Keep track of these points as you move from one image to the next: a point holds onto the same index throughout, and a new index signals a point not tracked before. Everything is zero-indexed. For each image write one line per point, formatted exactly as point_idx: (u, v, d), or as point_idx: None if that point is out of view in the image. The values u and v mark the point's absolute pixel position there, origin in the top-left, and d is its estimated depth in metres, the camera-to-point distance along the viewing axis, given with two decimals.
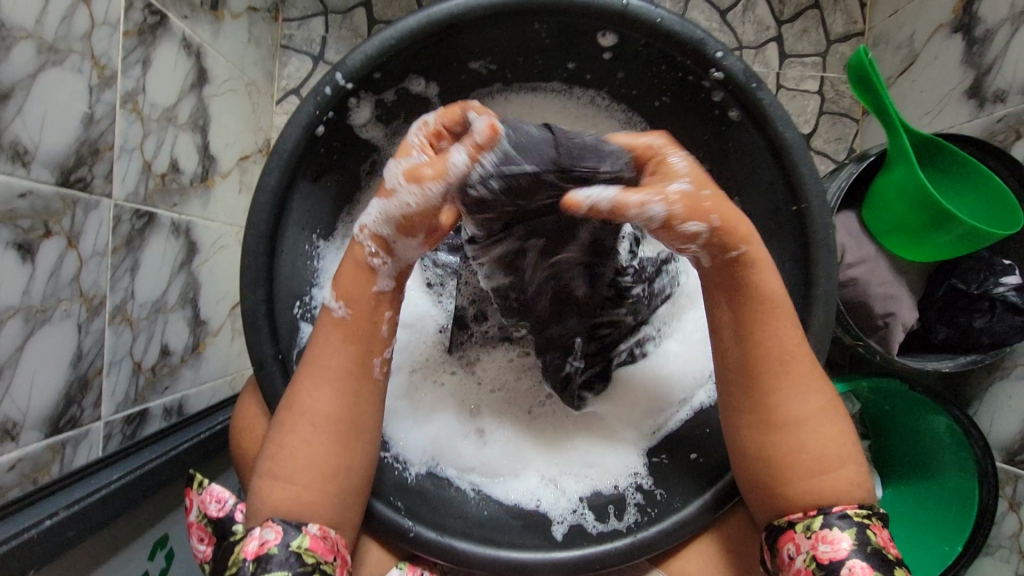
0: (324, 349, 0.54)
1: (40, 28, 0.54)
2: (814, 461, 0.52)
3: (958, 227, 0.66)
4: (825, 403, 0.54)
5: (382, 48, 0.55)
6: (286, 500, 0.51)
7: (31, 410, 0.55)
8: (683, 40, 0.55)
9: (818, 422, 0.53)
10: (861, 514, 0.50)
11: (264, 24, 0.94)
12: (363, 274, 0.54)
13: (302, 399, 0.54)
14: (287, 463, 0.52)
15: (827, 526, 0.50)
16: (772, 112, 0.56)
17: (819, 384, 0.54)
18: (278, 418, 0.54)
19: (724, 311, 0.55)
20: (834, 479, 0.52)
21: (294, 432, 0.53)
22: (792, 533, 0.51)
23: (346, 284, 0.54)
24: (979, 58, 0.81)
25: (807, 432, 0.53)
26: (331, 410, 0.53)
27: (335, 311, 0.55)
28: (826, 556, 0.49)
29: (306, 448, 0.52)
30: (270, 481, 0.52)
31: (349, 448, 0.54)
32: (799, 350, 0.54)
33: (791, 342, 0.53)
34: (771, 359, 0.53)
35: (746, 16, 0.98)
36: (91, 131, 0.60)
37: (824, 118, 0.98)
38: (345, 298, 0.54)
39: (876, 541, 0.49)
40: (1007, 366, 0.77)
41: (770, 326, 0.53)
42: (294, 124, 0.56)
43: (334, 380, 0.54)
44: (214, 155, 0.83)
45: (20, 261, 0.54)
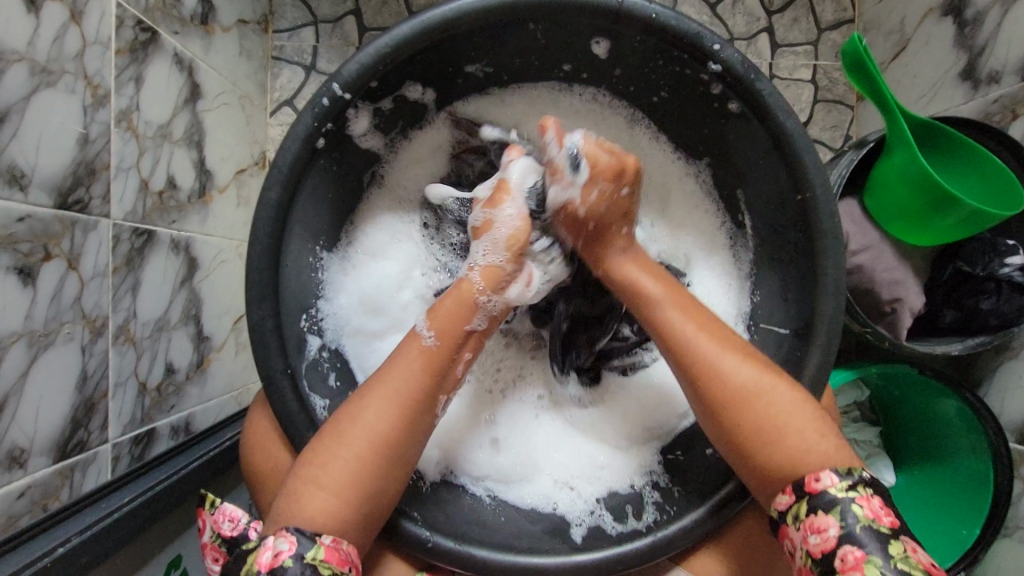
0: (399, 368, 0.54)
1: (32, 50, 0.53)
2: (768, 428, 0.52)
3: (961, 209, 0.66)
4: (761, 369, 0.54)
5: (377, 57, 0.55)
6: (324, 513, 0.49)
7: (38, 436, 0.55)
8: (680, 34, 0.55)
9: (761, 390, 0.53)
10: (845, 488, 0.48)
11: (254, 36, 0.93)
12: (464, 311, 0.57)
13: (367, 414, 0.52)
14: (334, 476, 0.50)
15: (813, 512, 0.48)
16: (771, 102, 0.55)
17: (740, 355, 0.55)
18: (335, 426, 0.53)
19: (641, 315, 0.59)
20: (791, 445, 0.51)
21: (346, 442, 0.52)
22: (787, 527, 0.50)
23: (442, 315, 0.57)
24: (972, 40, 0.81)
25: (757, 402, 0.52)
26: (389, 430, 0.52)
27: (424, 337, 0.56)
28: (817, 549, 0.47)
29: (356, 463, 0.51)
30: (314, 489, 0.50)
31: (393, 469, 0.53)
32: (709, 327, 0.56)
33: (692, 324, 0.56)
34: (683, 341, 0.56)
35: (737, 8, 0.98)
36: (86, 151, 0.60)
37: (819, 107, 0.98)
38: (439, 330, 0.56)
39: (865, 514, 0.46)
40: (1016, 346, 0.77)
41: (671, 310, 0.57)
42: (291, 138, 0.56)
43: (400, 403, 0.53)
44: (210, 170, 0.83)
45: (20, 286, 0.53)
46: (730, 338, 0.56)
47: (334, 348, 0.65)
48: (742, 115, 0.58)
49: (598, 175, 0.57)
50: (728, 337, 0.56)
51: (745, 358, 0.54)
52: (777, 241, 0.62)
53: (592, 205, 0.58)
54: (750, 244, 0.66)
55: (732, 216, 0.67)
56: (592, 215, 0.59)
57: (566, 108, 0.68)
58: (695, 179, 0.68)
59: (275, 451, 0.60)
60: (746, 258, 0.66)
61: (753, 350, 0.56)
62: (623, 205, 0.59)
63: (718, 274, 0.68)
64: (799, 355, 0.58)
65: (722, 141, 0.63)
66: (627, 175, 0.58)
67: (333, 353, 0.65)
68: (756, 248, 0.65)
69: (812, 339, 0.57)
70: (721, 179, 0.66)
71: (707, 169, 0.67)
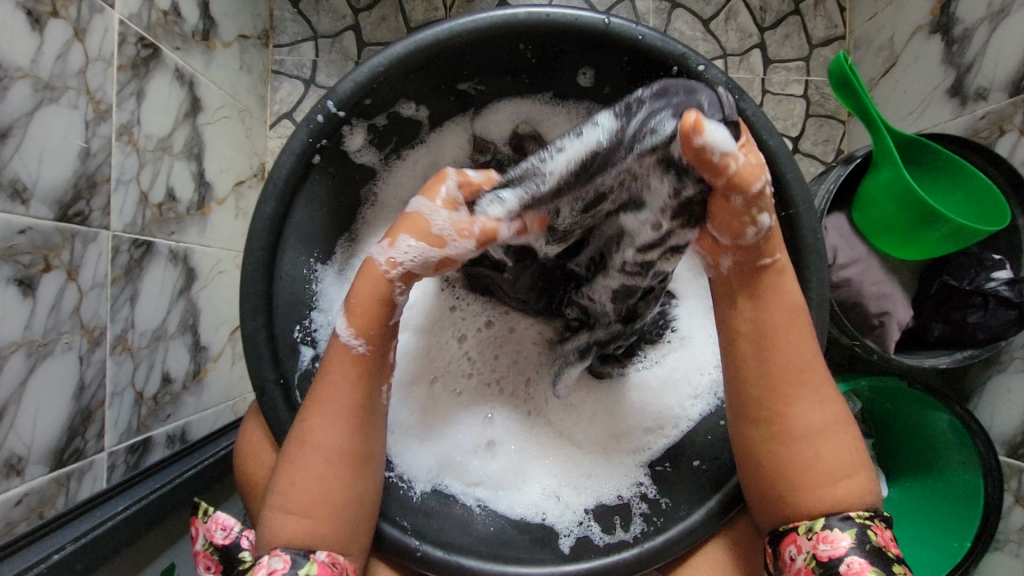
0: (333, 385, 0.54)
1: (35, 66, 0.55)
2: (830, 464, 0.53)
3: (947, 225, 0.67)
4: (839, 409, 0.55)
5: (372, 75, 0.56)
6: (297, 531, 0.51)
7: (35, 444, 0.56)
8: (666, 55, 0.56)
9: (835, 427, 0.54)
10: (863, 517, 0.51)
11: (255, 51, 0.95)
12: (382, 309, 0.55)
13: (312, 435, 0.53)
14: (297, 498, 0.52)
15: (828, 527, 0.51)
16: (757, 120, 0.56)
17: (833, 391, 0.55)
18: (287, 454, 0.53)
19: (753, 317, 0.55)
20: (843, 486, 0.52)
21: (302, 467, 0.52)
22: (795, 535, 0.52)
23: (360, 314, 0.54)
24: (959, 58, 0.82)
25: (828, 436, 0.53)
26: (341, 443, 0.53)
27: (352, 347, 0.54)
28: (826, 554, 0.50)
29: (315, 484, 0.52)
30: (283, 514, 0.52)
31: (357, 479, 0.54)
32: (818, 355, 0.55)
33: (807, 346, 0.55)
34: (795, 358, 0.54)
35: (730, 24, 0.99)
36: (87, 165, 0.61)
37: (810, 122, 1.00)
38: (363, 334, 0.54)
39: (878, 540, 0.50)
40: (1004, 360, 0.78)
41: (794, 323, 0.54)
42: (287, 152, 0.57)
43: (345, 416, 0.54)
44: (209, 182, 0.84)
45: (21, 297, 0.54)
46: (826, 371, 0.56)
47: None
48: None
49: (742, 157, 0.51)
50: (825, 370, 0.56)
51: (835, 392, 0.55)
52: None
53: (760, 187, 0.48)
54: None
55: None
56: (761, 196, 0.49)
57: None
58: None
59: (268, 460, 0.60)
60: None
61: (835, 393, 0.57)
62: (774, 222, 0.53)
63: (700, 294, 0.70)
64: None
65: None
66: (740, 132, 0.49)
67: None
68: None
69: None
70: None
71: None
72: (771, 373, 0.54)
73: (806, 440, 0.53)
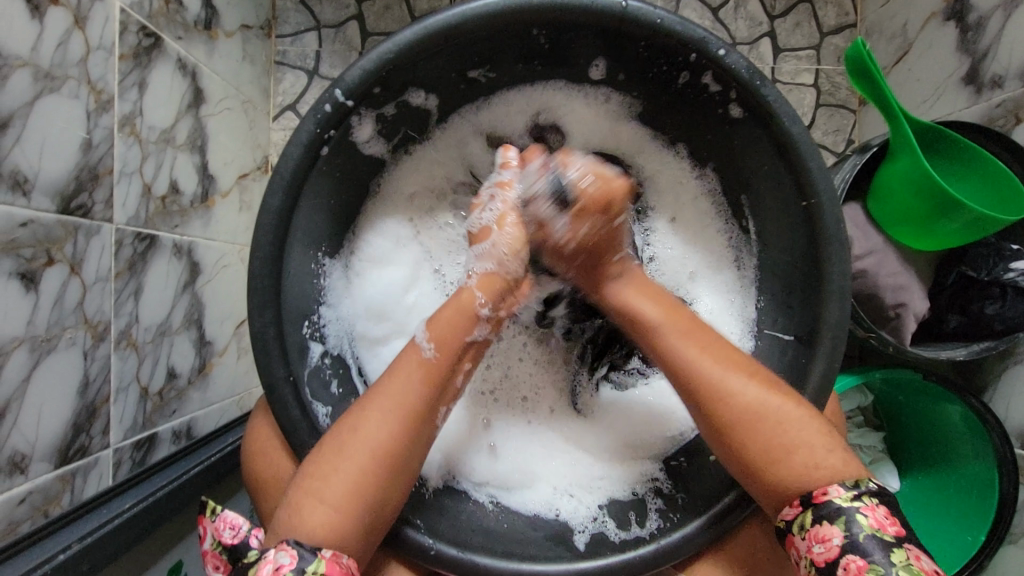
0: (399, 381, 0.54)
1: (35, 55, 0.54)
2: (771, 448, 0.51)
3: (965, 214, 0.66)
4: (762, 393, 0.52)
5: (381, 63, 0.55)
6: (324, 525, 0.49)
7: (39, 441, 0.55)
8: (683, 39, 0.55)
9: (759, 412, 0.52)
10: (850, 498, 0.47)
11: (257, 41, 0.94)
12: (460, 322, 0.57)
13: (366, 427, 0.52)
14: (334, 489, 0.50)
15: (818, 522, 0.48)
16: (776, 107, 0.55)
17: (745, 377, 0.53)
18: (334, 437, 0.52)
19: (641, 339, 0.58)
20: (798, 461, 0.50)
21: (344, 454, 0.51)
22: (792, 537, 0.50)
23: (440, 327, 0.56)
24: (974, 44, 0.81)
25: (754, 428, 0.51)
26: (392, 441, 0.52)
27: (424, 349, 0.55)
28: (822, 558, 0.47)
29: (357, 478, 0.50)
30: (314, 502, 0.49)
31: (395, 482, 0.53)
32: (713, 351, 0.55)
33: (691, 346, 0.55)
34: (684, 366, 0.55)
35: (739, 12, 0.97)
36: (89, 156, 0.60)
37: (822, 111, 0.98)
38: (437, 341, 0.56)
39: (869, 523, 0.46)
40: (1021, 352, 0.76)
41: (669, 332, 0.56)
42: (294, 143, 0.56)
43: (400, 415, 0.53)
44: (213, 174, 0.83)
45: (23, 291, 0.53)
46: (735, 362, 0.54)
47: (336, 353, 0.65)
48: (745, 119, 0.59)
49: (581, 208, 0.55)
50: (733, 361, 0.54)
51: (751, 378, 0.53)
52: (782, 244, 0.61)
53: (582, 238, 0.56)
54: (753, 250, 0.66)
55: (736, 222, 0.67)
56: (582, 246, 0.57)
57: (579, 108, 0.68)
58: (699, 184, 0.69)
59: (278, 457, 0.59)
60: (750, 264, 0.66)
61: (763, 373, 0.54)
62: (615, 234, 0.57)
63: (722, 294, 0.68)
64: (803, 362, 0.58)
65: (726, 147, 0.63)
66: (614, 210, 0.55)
67: (335, 359, 0.65)
68: (758, 255, 0.65)
69: (816, 346, 0.57)
70: (728, 184, 0.66)
71: (711, 175, 0.67)
72: (678, 381, 0.55)
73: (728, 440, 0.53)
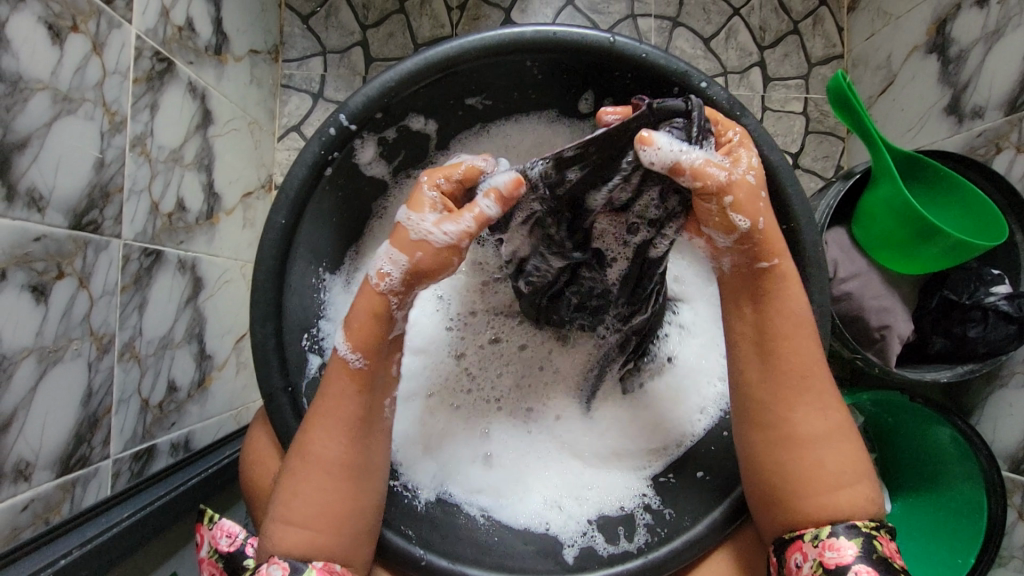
0: (334, 401, 0.54)
1: (55, 80, 0.57)
2: (836, 473, 0.53)
3: (947, 239, 0.68)
4: (846, 421, 0.55)
5: (383, 90, 0.58)
6: (299, 543, 0.51)
7: (43, 450, 0.56)
8: (669, 72, 0.58)
9: (840, 437, 0.54)
10: (870, 526, 0.51)
11: (265, 65, 0.97)
12: (378, 323, 0.54)
13: (314, 447, 0.53)
14: (302, 509, 0.52)
15: (834, 535, 0.50)
16: (757, 136, 0.58)
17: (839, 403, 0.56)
18: (289, 464, 0.54)
19: (757, 326, 0.56)
20: (845, 492, 0.52)
21: (303, 480, 0.53)
22: (802, 542, 0.52)
23: (359, 333, 0.54)
24: (956, 77, 0.84)
25: (830, 448, 0.54)
26: (345, 456, 0.53)
27: (351, 362, 0.54)
28: (832, 562, 0.49)
29: (317, 496, 0.52)
30: (285, 526, 0.52)
31: (359, 491, 0.54)
32: (825, 368, 0.56)
33: (806, 345, 0.55)
34: (803, 368, 0.55)
35: (729, 43, 1.01)
36: (102, 175, 0.62)
37: (810, 138, 1.01)
38: (362, 349, 0.54)
39: (884, 551, 0.49)
40: (1006, 374, 0.78)
41: (802, 336, 0.55)
42: (300, 164, 0.58)
43: (346, 429, 0.54)
44: (218, 192, 0.86)
45: (33, 303, 0.55)
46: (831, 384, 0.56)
47: None
48: None
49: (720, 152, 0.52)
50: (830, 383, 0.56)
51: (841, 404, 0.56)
52: None
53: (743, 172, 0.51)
54: None
55: None
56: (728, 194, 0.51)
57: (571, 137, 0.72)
58: None
59: (275, 467, 0.60)
60: None
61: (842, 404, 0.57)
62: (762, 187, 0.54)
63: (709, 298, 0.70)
64: None
65: None
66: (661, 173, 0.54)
67: None
68: None
69: None
70: None
71: None
72: (788, 374, 0.55)
73: (804, 451, 0.54)
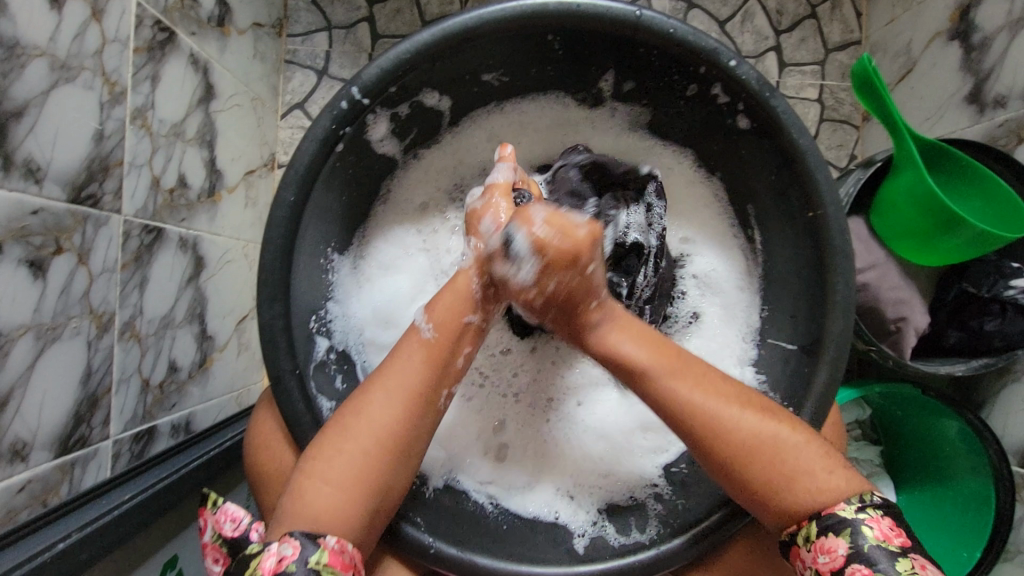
0: (401, 367, 0.54)
1: (52, 46, 0.54)
2: (775, 474, 0.50)
3: (969, 230, 0.66)
4: (760, 422, 0.52)
5: (397, 62, 0.55)
6: (327, 509, 0.49)
7: (41, 430, 0.55)
8: (697, 49, 0.55)
9: (761, 441, 0.51)
10: (853, 510, 0.48)
11: (268, 40, 0.94)
12: (461, 302, 0.56)
13: (370, 408, 0.52)
14: (339, 470, 0.50)
15: (823, 533, 0.48)
16: (786, 119, 0.56)
17: (743, 407, 0.52)
18: (338, 421, 0.52)
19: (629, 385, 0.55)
20: (805, 487, 0.50)
21: (350, 439, 0.51)
22: (797, 549, 0.50)
23: (440, 309, 0.56)
24: (978, 64, 0.82)
25: (755, 457, 0.51)
26: (395, 426, 0.52)
27: (422, 330, 0.55)
28: (827, 568, 0.47)
29: (359, 462, 0.51)
30: (318, 484, 0.50)
31: (396, 471, 0.52)
32: (708, 382, 0.53)
33: (686, 383, 0.53)
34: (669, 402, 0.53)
35: (746, 26, 0.99)
36: (101, 147, 0.60)
37: (824, 126, 0.99)
38: (438, 323, 0.55)
39: (874, 535, 0.46)
40: (1019, 369, 0.77)
41: (660, 377, 0.53)
42: (308, 139, 0.56)
43: (404, 400, 0.53)
44: (220, 170, 0.83)
45: (31, 279, 0.53)
46: (727, 390, 0.53)
47: (341, 349, 0.65)
48: (753, 130, 0.59)
49: (550, 265, 0.51)
50: (726, 390, 0.53)
51: (747, 408, 0.52)
52: (789, 254, 0.62)
53: (551, 293, 0.53)
54: (759, 257, 0.66)
55: (742, 229, 0.68)
56: (554, 297, 0.53)
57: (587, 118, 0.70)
58: (709, 190, 0.69)
59: (280, 452, 0.59)
60: (756, 271, 0.67)
61: (759, 397, 0.54)
62: (590, 284, 0.53)
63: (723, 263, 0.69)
64: (806, 371, 0.59)
65: (735, 156, 0.64)
66: (587, 253, 0.52)
67: (340, 355, 0.65)
68: (763, 262, 0.66)
69: (820, 357, 0.57)
70: (737, 194, 0.66)
71: (718, 183, 0.68)
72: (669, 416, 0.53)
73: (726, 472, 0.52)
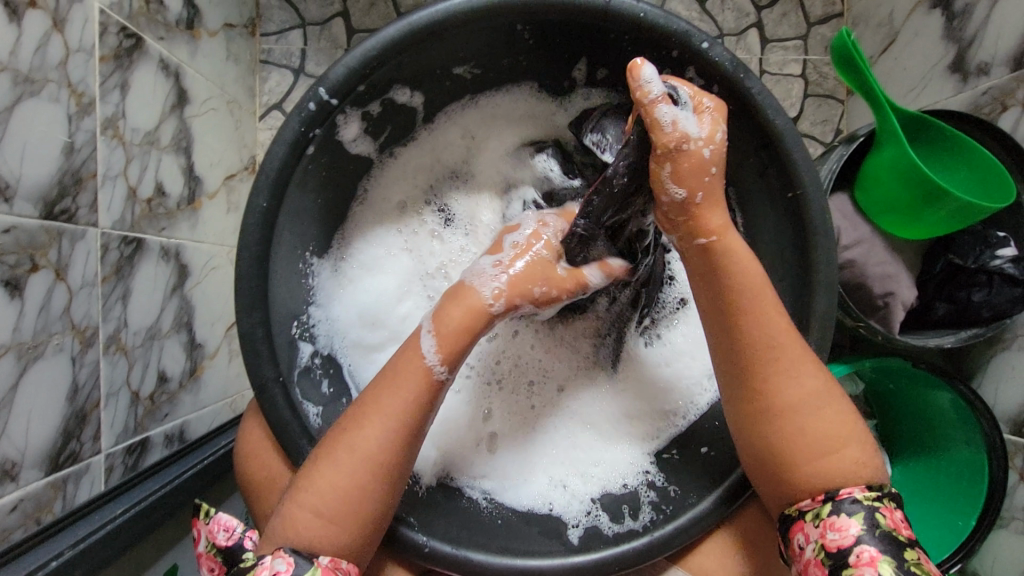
0: (393, 399, 0.53)
1: (14, 60, 0.53)
2: (821, 441, 0.52)
3: (953, 203, 0.66)
4: (825, 385, 0.54)
5: (364, 60, 0.54)
6: (317, 536, 0.49)
7: (29, 448, 0.54)
8: (668, 33, 0.54)
9: (818, 403, 0.53)
10: (871, 498, 0.50)
11: (241, 40, 0.93)
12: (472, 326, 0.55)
13: (360, 438, 0.51)
14: (328, 499, 0.50)
15: (836, 513, 0.50)
16: (762, 99, 0.55)
17: (814, 367, 0.54)
18: (326, 450, 0.52)
19: (709, 301, 0.56)
20: (849, 455, 0.52)
21: (341, 468, 0.51)
22: (803, 523, 0.51)
23: (447, 336, 0.54)
24: (960, 32, 0.81)
25: (809, 414, 0.53)
26: (395, 461, 0.52)
27: (436, 371, 0.54)
28: (834, 544, 0.49)
29: (348, 490, 0.50)
30: (306, 512, 0.50)
31: (389, 494, 0.52)
32: (790, 333, 0.54)
33: (775, 320, 0.54)
34: (755, 335, 0.54)
35: (725, 4, 0.97)
36: (72, 160, 0.59)
37: (808, 102, 0.98)
38: (448, 360, 0.54)
39: (887, 523, 0.49)
40: (1009, 337, 0.77)
41: (750, 304, 0.54)
42: (279, 143, 0.55)
43: (395, 431, 0.52)
44: (199, 176, 0.82)
45: (7, 298, 0.53)
46: (806, 349, 0.55)
47: (327, 353, 0.65)
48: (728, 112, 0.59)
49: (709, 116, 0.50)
50: (805, 348, 0.55)
51: (816, 369, 0.54)
52: (770, 236, 0.61)
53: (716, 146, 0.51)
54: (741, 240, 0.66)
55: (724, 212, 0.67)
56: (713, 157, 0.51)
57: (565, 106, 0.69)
58: None
59: (270, 460, 0.59)
60: None
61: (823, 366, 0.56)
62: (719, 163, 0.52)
63: None
64: None
65: None
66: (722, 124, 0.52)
67: (325, 359, 0.65)
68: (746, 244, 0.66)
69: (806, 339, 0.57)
70: None
71: None
72: (743, 351, 0.54)
73: (782, 421, 0.53)
